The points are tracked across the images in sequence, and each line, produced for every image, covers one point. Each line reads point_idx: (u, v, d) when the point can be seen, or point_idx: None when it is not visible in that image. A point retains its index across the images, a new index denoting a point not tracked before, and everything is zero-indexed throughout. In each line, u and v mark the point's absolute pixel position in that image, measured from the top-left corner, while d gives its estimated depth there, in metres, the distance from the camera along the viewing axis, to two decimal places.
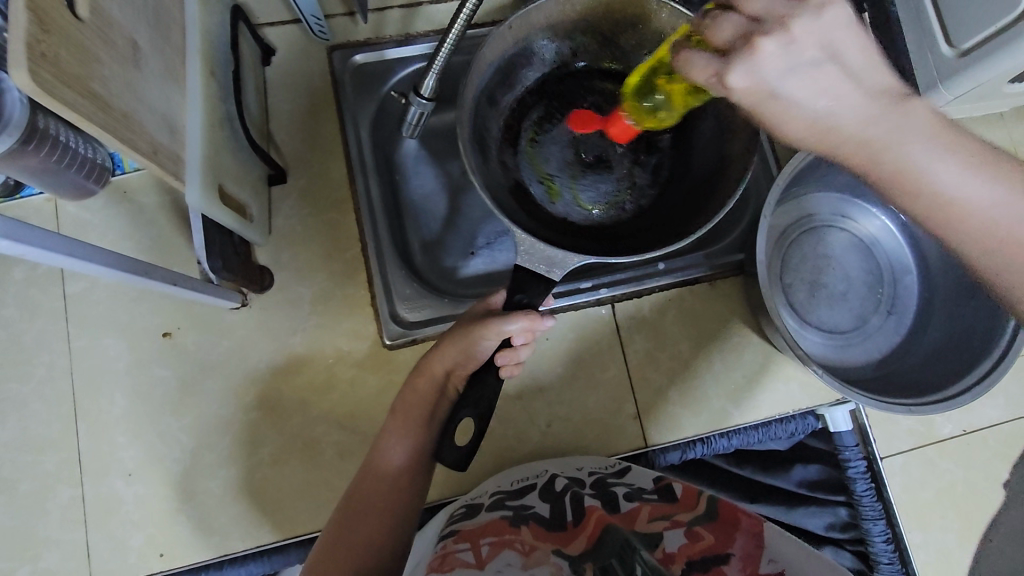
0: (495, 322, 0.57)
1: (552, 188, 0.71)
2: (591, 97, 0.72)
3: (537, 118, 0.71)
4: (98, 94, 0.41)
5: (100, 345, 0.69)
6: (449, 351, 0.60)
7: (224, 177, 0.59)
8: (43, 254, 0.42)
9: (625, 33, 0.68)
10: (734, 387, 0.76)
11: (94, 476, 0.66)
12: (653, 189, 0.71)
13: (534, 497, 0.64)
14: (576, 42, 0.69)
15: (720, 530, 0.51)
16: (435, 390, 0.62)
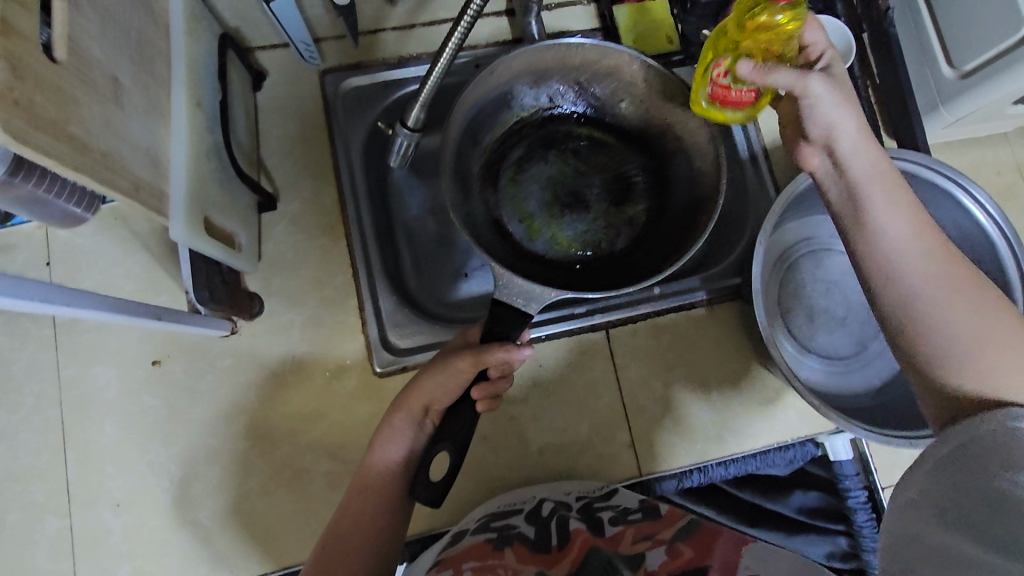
0: (471, 355, 0.56)
1: (532, 227, 0.72)
2: (568, 140, 0.73)
3: (516, 161, 0.73)
4: (76, 136, 0.40)
5: (90, 374, 0.69)
6: (428, 385, 0.59)
7: (211, 208, 0.59)
8: (20, 303, 0.41)
9: (598, 84, 0.69)
10: (731, 415, 0.74)
11: (83, 506, 0.66)
12: (630, 228, 0.72)
13: (520, 520, 0.64)
14: (553, 91, 0.70)
15: (700, 544, 0.51)
16: (413, 426, 0.61)
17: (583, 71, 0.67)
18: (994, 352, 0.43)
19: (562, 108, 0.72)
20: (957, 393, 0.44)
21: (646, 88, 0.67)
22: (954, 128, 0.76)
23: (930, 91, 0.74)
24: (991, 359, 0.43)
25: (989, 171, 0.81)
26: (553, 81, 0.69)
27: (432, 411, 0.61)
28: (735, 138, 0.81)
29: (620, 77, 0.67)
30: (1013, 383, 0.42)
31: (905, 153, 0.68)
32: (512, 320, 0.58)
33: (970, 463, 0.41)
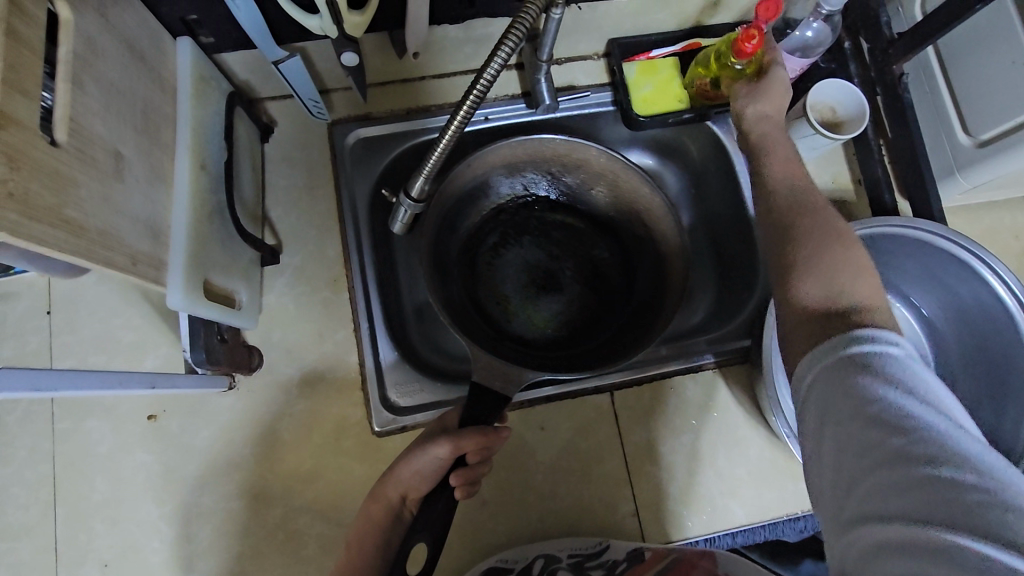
0: (449, 443, 0.57)
1: (509, 309, 0.74)
2: (541, 227, 0.77)
3: (492, 245, 0.75)
4: (72, 220, 0.39)
5: (84, 427, 0.68)
6: (406, 473, 0.59)
7: (212, 270, 0.58)
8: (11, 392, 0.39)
9: (569, 174, 0.74)
10: (739, 484, 0.72)
11: (70, 566, 0.64)
12: (601, 306, 0.75)
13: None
14: (526, 180, 0.74)
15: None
16: (389, 515, 0.60)
17: (555, 162, 0.72)
18: (834, 271, 0.48)
19: (535, 196, 0.76)
20: (804, 305, 0.48)
21: (615, 177, 0.71)
22: (971, 193, 0.75)
23: (946, 157, 0.73)
24: (826, 274, 0.48)
25: (1008, 235, 0.79)
26: (527, 170, 0.73)
27: (408, 498, 0.61)
28: (745, 195, 0.80)
29: (590, 167, 0.71)
30: (846, 291, 0.46)
31: (917, 223, 0.67)
32: (490, 404, 0.61)
33: (827, 394, 0.42)
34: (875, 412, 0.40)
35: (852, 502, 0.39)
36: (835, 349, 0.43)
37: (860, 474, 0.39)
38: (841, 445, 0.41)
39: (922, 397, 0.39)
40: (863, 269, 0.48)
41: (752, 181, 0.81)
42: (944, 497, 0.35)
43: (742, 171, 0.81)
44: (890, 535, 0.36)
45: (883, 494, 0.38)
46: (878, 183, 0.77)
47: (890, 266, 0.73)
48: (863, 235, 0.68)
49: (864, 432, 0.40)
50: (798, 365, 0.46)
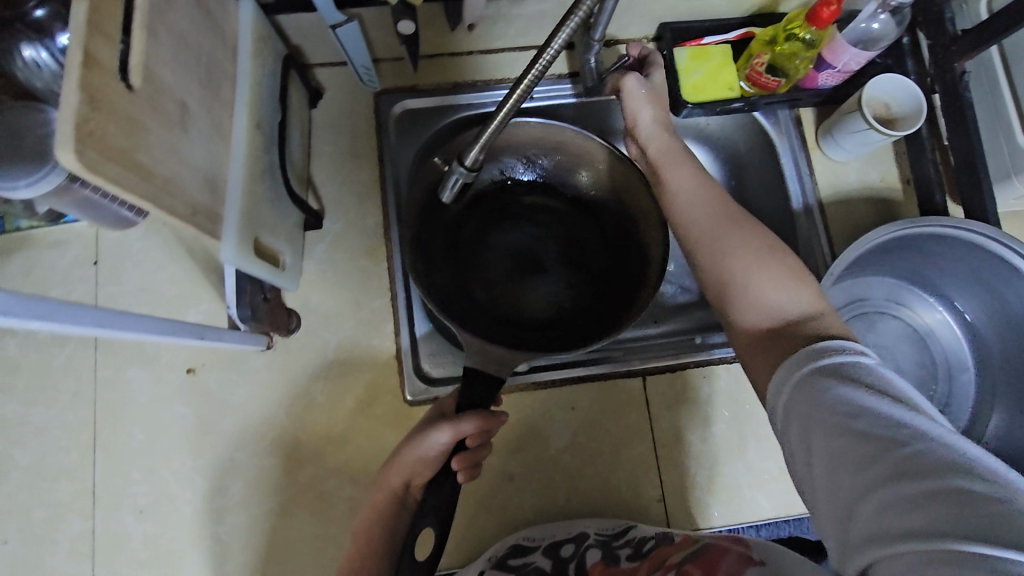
0: (449, 427, 0.56)
1: (495, 295, 0.70)
2: (524, 209, 0.73)
3: (473, 230, 0.72)
4: (142, 164, 0.40)
5: (125, 377, 0.69)
6: (407, 459, 0.58)
7: (261, 229, 0.59)
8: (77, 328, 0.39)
9: (546, 155, 0.71)
10: (767, 477, 0.72)
11: (106, 510, 0.66)
12: (589, 288, 0.71)
13: (539, 554, 0.64)
14: (504, 164, 0.72)
15: (705, 564, 0.51)
16: (395, 501, 0.59)
17: (533, 143, 0.69)
18: (728, 260, 0.53)
19: (514, 180, 0.73)
20: (758, 324, 0.50)
21: (592, 156, 0.69)
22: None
23: (1004, 160, 0.71)
24: (755, 284, 0.51)
25: None
26: (504, 156, 0.70)
27: (413, 486, 0.59)
28: (790, 188, 0.79)
29: (568, 148, 0.69)
30: (785, 304, 0.50)
31: (971, 224, 0.64)
32: (487, 386, 0.58)
33: (808, 409, 0.42)
34: (862, 424, 0.39)
35: (854, 524, 0.37)
36: (807, 368, 0.44)
37: (859, 492, 0.37)
38: (830, 461, 0.39)
39: (909, 405, 0.39)
40: (788, 279, 0.51)
41: (797, 174, 0.80)
42: (951, 500, 0.33)
43: (788, 164, 0.80)
44: (903, 556, 0.34)
45: (885, 510, 0.35)
46: (928, 182, 0.76)
47: (935, 268, 0.72)
48: (911, 233, 0.66)
49: (856, 447, 0.38)
50: (775, 389, 0.45)
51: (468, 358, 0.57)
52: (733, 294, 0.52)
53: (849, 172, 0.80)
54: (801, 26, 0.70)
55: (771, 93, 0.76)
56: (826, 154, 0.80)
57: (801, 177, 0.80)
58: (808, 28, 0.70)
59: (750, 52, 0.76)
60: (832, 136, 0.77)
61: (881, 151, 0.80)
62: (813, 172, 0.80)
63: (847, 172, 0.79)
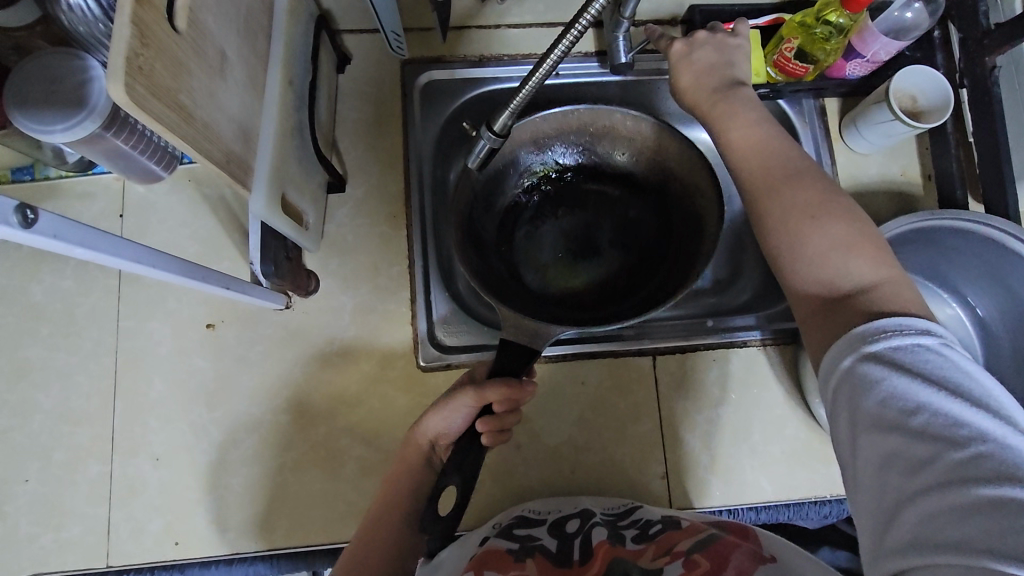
0: (474, 393, 0.59)
1: (548, 276, 0.74)
2: (576, 192, 0.75)
3: (529, 214, 0.75)
4: (184, 105, 0.41)
5: (146, 328, 0.70)
6: (434, 420, 0.61)
7: (288, 186, 0.60)
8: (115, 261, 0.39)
9: (596, 141, 0.73)
10: (771, 461, 0.72)
11: (124, 456, 0.68)
12: (637, 270, 0.74)
13: (542, 529, 0.65)
14: (557, 147, 0.73)
15: (714, 552, 0.54)
16: (421, 457, 0.63)
17: (578, 131, 0.71)
18: (794, 223, 0.51)
19: (568, 163, 0.75)
20: (810, 291, 0.50)
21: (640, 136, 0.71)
22: None
23: None
24: (815, 249, 0.50)
25: None
26: (551, 143, 0.72)
27: (439, 446, 0.63)
28: None
29: (615, 131, 0.71)
30: (842, 274, 0.48)
31: (991, 218, 0.64)
32: (516, 356, 0.60)
33: (857, 398, 0.42)
34: (912, 423, 0.40)
35: (895, 522, 0.39)
36: (858, 347, 0.44)
37: (904, 496, 0.39)
38: (877, 456, 0.41)
39: (965, 400, 0.40)
40: (853, 243, 0.49)
41: (818, 164, 0.79)
42: (995, 512, 0.35)
43: (809, 153, 0.80)
44: (941, 562, 0.36)
45: (930, 515, 0.37)
46: (949, 177, 0.76)
47: (950, 263, 0.72)
48: (929, 224, 0.67)
49: (906, 445, 0.40)
50: (823, 369, 0.46)
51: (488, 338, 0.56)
52: (788, 258, 0.51)
53: (870, 164, 0.79)
54: (835, 10, 0.71)
55: (797, 79, 0.77)
56: (848, 146, 0.79)
57: (822, 167, 0.79)
58: (842, 12, 0.70)
59: (780, 37, 0.76)
60: (855, 126, 0.77)
61: (903, 144, 0.79)
62: (834, 162, 0.79)
63: (869, 164, 0.79)
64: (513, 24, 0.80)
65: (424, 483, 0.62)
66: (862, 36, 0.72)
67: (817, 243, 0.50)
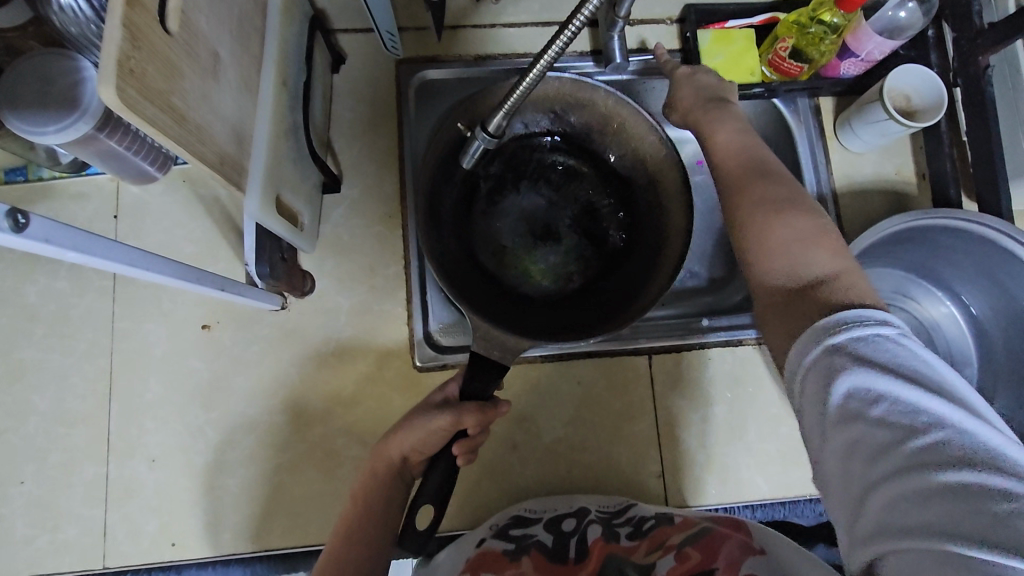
0: (449, 417, 0.57)
1: (505, 259, 0.70)
2: (538, 170, 0.72)
3: (490, 189, 0.71)
4: (177, 107, 0.41)
5: (142, 329, 0.70)
6: (409, 435, 0.59)
7: (283, 186, 0.60)
8: (107, 264, 0.39)
9: (575, 116, 0.68)
10: (766, 459, 0.73)
11: (119, 457, 0.68)
12: (597, 264, 0.71)
13: (538, 527, 0.66)
14: (528, 119, 0.69)
15: (706, 546, 0.55)
16: (390, 475, 0.60)
17: (557, 100, 0.66)
18: (760, 216, 0.49)
19: (535, 137, 0.71)
20: (777, 284, 0.46)
21: (621, 122, 0.66)
22: None
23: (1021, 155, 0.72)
24: (781, 239, 0.47)
25: None
26: (528, 110, 0.67)
27: (412, 460, 0.60)
28: (805, 176, 0.79)
29: (595, 111, 0.66)
30: (803, 265, 0.45)
31: (984, 217, 0.65)
32: (488, 376, 0.57)
33: (817, 390, 0.38)
34: (873, 413, 0.36)
35: (866, 527, 0.35)
36: (819, 339, 0.39)
37: (869, 491, 0.35)
38: (840, 450, 0.37)
39: (936, 393, 0.35)
40: (812, 240, 0.47)
41: (813, 163, 0.80)
42: (970, 511, 0.31)
43: (803, 152, 0.80)
44: (910, 556, 0.32)
45: (894, 508, 0.33)
46: (943, 175, 0.76)
47: (943, 262, 0.73)
48: (924, 224, 0.67)
49: (875, 443, 0.35)
50: (788, 368, 0.41)
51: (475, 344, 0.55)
52: (753, 254, 0.48)
53: (865, 164, 0.79)
54: (828, 10, 0.71)
55: (792, 78, 0.77)
56: (843, 145, 0.80)
57: (817, 166, 0.80)
58: (836, 12, 0.71)
59: (774, 36, 0.76)
60: (850, 125, 0.77)
61: (898, 143, 0.80)
62: (828, 162, 0.80)
63: (864, 163, 0.79)
64: (508, 24, 0.80)
65: (395, 502, 0.60)
66: (855, 35, 0.72)
67: (787, 240, 0.47)
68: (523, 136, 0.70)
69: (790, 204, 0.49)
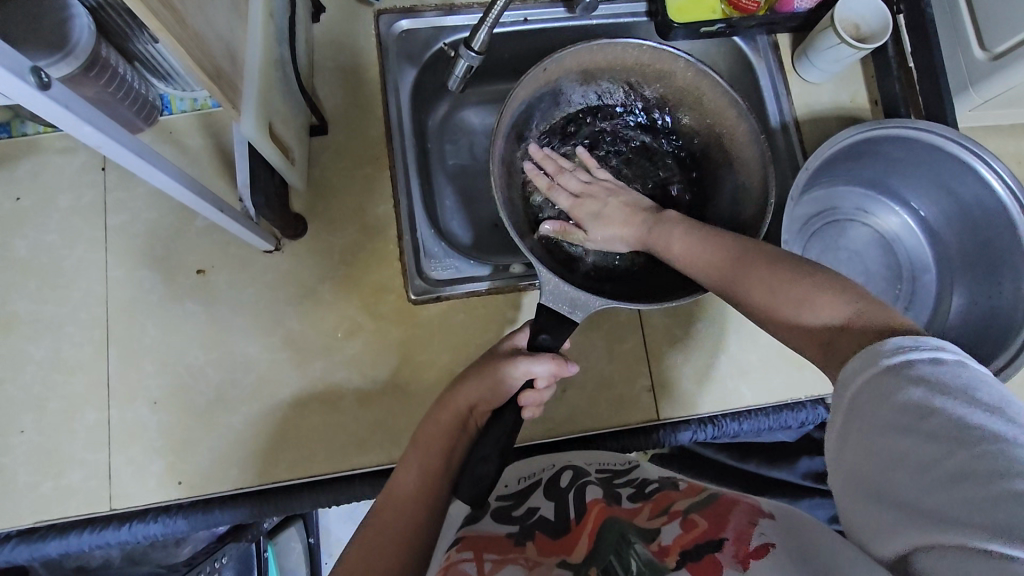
0: (522, 364, 0.62)
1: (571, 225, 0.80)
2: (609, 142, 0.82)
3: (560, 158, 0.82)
4: (176, 7, 0.43)
5: (136, 277, 0.71)
6: (478, 385, 0.64)
7: (274, 117, 0.61)
8: (118, 151, 0.41)
9: (647, 87, 0.78)
10: (749, 370, 0.77)
11: (120, 401, 0.68)
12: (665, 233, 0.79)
13: (539, 497, 0.64)
14: (602, 89, 0.79)
15: (714, 514, 0.52)
16: (458, 423, 0.64)
17: (636, 73, 0.76)
18: (773, 288, 0.55)
19: (608, 106, 0.81)
20: (808, 333, 0.52)
21: (699, 94, 0.74)
22: (979, 110, 0.80)
23: (960, 73, 0.78)
24: (792, 305, 0.53)
25: (1011, 158, 0.84)
26: (603, 79, 0.77)
27: (476, 411, 0.65)
28: (768, 108, 0.84)
29: (670, 78, 0.75)
30: (805, 316, 0.52)
31: (931, 125, 0.70)
32: (558, 329, 0.64)
33: (877, 399, 0.44)
34: (926, 424, 0.41)
35: (881, 507, 0.42)
36: (877, 362, 0.45)
37: (899, 480, 0.41)
38: (885, 449, 0.43)
39: (982, 406, 0.40)
40: (815, 296, 0.52)
41: (774, 95, 0.85)
42: (980, 492, 0.37)
43: (765, 86, 0.85)
44: (937, 535, 0.38)
45: (930, 495, 0.39)
46: (894, 98, 0.82)
47: (896, 173, 0.79)
48: (876, 134, 0.72)
49: (918, 448, 0.41)
50: (839, 378, 0.47)
51: (543, 297, 0.63)
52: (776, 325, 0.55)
53: (823, 93, 0.85)
54: None
55: (750, 14, 0.82)
56: (801, 77, 0.85)
57: (778, 97, 0.85)
58: None
59: None
60: (807, 57, 0.82)
61: (851, 73, 0.85)
62: (789, 92, 0.84)
63: (821, 93, 0.85)
64: None
65: (459, 454, 0.63)
66: None
67: (776, 295, 0.54)
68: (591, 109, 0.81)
69: (773, 262, 0.56)
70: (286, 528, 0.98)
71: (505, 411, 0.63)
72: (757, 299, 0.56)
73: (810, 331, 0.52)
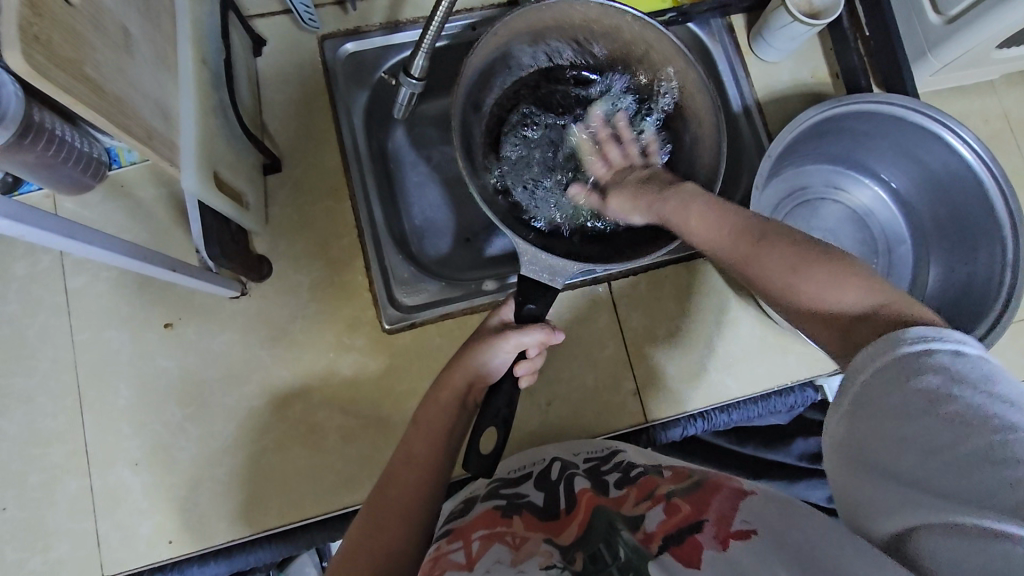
0: (515, 336, 0.60)
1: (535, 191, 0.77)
2: (566, 100, 0.78)
3: (517, 125, 0.78)
4: (92, 78, 0.41)
5: (103, 338, 0.70)
6: (474, 362, 0.62)
7: (220, 164, 0.60)
8: (21, 228, 0.40)
9: (596, 43, 0.74)
10: (734, 362, 0.76)
11: (102, 466, 0.67)
12: None
13: (529, 487, 0.64)
14: (552, 50, 0.75)
15: (699, 499, 0.50)
16: (459, 402, 0.63)
17: (583, 30, 0.72)
18: (791, 264, 0.50)
19: (557, 66, 0.77)
20: (829, 314, 0.49)
21: (647, 48, 0.71)
22: (940, 73, 0.79)
23: (917, 39, 0.77)
24: (817, 286, 0.49)
25: (978, 119, 0.83)
26: (551, 40, 0.73)
27: (475, 387, 0.63)
28: (728, 92, 0.82)
29: (619, 36, 0.72)
30: (828, 300, 0.49)
31: (892, 96, 0.69)
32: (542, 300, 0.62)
33: (894, 387, 0.41)
34: (946, 411, 0.39)
35: (890, 487, 0.41)
36: (895, 350, 0.42)
37: (911, 467, 0.40)
38: (898, 437, 0.41)
39: (998, 398, 0.39)
40: (844, 278, 0.48)
41: (733, 78, 0.83)
42: (989, 479, 0.37)
43: (724, 71, 0.83)
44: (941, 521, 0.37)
45: (936, 483, 0.38)
46: (854, 71, 0.80)
47: (862, 147, 0.78)
48: (838, 111, 0.70)
49: (931, 436, 0.40)
50: (852, 363, 0.44)
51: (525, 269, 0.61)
52: (788, 301, 0.51)
53: (782, 72, 0.83)
54: None
55: None
56: (759, 57, 0.83)
57: (737, 80, 0.83)
58: None
59: None
60: (762, 37, 0.80)
61: (809, 48, 0.83)
62: (749, 75, 0.83)
63: (780, 72, 0.83)
64: None
65: (457, 436, 0.62)
66: None
67: (795, 265, 0.50)
68: (542, 70, 0.77)
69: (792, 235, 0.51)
70: (296, 556, 0.92)
71: (504, 381, 0.63)
72: (766, 271, 0.51)
73: (824, 311, 0.49)
